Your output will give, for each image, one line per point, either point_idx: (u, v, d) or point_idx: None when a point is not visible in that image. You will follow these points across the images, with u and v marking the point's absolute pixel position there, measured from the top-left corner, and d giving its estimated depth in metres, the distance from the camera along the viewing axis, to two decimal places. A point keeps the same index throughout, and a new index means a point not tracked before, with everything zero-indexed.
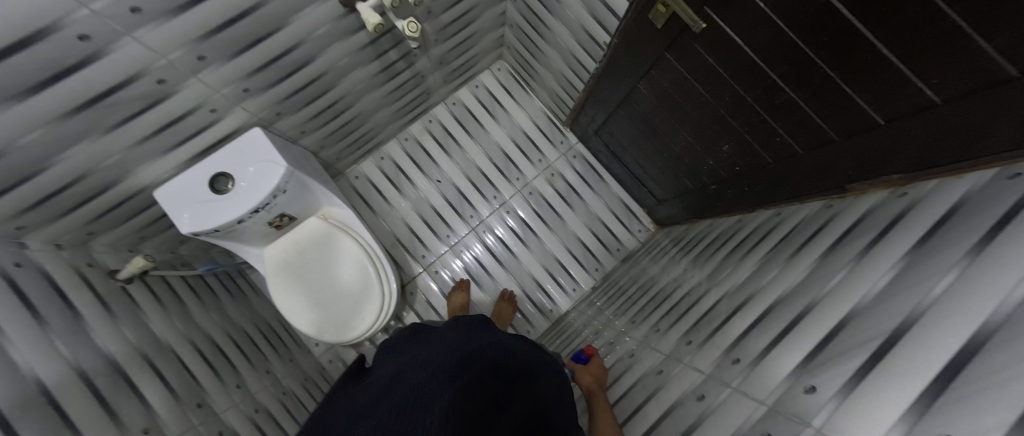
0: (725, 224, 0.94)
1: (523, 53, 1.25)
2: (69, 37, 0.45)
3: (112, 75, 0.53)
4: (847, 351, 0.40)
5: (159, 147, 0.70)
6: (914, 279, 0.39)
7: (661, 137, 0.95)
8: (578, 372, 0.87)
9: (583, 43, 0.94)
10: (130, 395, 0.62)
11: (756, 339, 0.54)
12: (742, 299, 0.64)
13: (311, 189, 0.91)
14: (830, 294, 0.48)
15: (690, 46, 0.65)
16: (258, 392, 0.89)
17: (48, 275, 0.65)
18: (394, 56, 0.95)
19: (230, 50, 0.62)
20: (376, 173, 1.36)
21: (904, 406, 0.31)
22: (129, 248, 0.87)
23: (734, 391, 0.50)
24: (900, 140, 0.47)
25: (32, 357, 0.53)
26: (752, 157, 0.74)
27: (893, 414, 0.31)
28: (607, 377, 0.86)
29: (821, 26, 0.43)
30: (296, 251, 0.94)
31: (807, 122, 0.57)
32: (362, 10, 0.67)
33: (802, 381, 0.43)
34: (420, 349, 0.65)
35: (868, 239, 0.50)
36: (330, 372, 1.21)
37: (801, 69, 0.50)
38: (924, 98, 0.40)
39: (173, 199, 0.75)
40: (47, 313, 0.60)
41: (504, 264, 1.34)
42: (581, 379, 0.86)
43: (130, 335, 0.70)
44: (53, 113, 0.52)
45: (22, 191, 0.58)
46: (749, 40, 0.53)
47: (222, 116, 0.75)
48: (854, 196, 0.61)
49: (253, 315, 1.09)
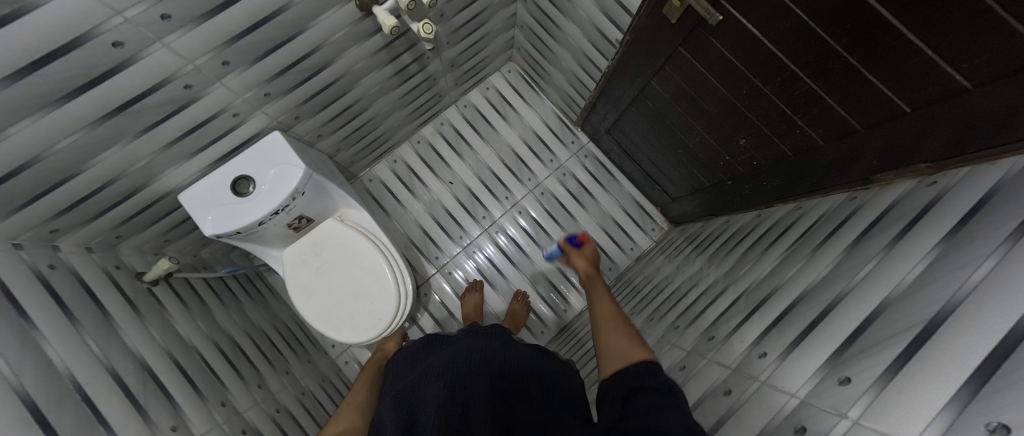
0: (742, 220, 0.93)
1: (533, 54, 1.26)
2: (104, 44, 0.47)
3: (143, 80, 0.55)
4: (881, 342, 0.38)
5: (185, 151, 0.72)
6: (951, 266, 0.38)
7: (675, 133, 0.95)
8: (574, 257, 0.90)
9: (594, 41, 0.95)
10: (158, 393, 0.63)
11: (782, 332, 0.53)
12: (764, 293, 0.63)
13: (329, 192, 0.92)
14: (860, 285, 0.47)
15: (705, 40, 0.64)
16: (279, 392, 0.90)
17: (81, 276, 0.68)
18: (407, 60, 0.97)
19: (253, 55, 0.64)
20: (389, 176, 1.38)
21: (945, 397, 0.30)
22: (154, 251, 0.89)
23: (762, 385, 0.49)
24: (928, 129, 0.46)
25: (65, 355, 0.55)
26: (771, 151, 0.73)
27: (930, 406, 0.30)
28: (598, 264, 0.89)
29: (844, 14, 0.43)
30: (313, 252, 0.95)
31: (830, 112, 0.56)
32: (379, 13, 0.69)
33: (835, 372, 0.42)
34: (432, 363, 0.64)
35: (898, 229, 0.49)
36: (347, 374, 1.22)
37: (821, 58, 0.50)
38: (953, 82, 0.40)
39: (198, 201, 0.77)
40: (80, 313, 0.62)
41: (516, 265, 1.33)
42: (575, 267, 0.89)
43: (156, 335, 0.72)
44: (87, 119, 0.54)
45: (57, 195, 0.60)
46: (768, 31, 0.53)
47: (244, 120, 0.77)
48: (880, 187, 0.60)
49: (272, 316, 1.10)
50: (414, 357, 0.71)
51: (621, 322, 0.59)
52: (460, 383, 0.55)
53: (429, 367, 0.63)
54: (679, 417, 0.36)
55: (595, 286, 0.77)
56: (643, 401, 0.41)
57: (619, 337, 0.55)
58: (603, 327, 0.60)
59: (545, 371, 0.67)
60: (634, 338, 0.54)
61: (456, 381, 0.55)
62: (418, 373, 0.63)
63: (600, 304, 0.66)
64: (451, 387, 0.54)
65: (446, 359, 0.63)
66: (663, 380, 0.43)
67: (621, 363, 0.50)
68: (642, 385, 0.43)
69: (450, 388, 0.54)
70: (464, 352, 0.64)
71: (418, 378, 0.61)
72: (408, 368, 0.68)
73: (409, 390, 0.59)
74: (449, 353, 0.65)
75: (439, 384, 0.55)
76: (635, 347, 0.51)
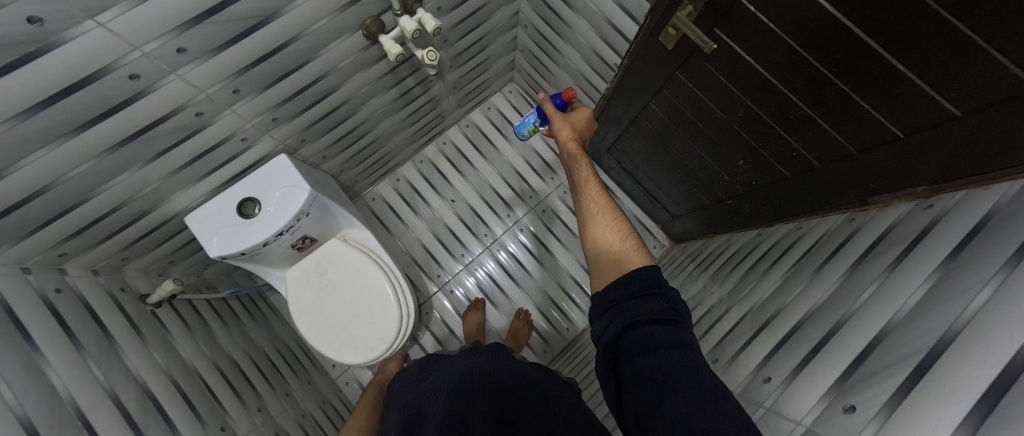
0: (743, 239, 0.93)
1: (533, 75, 1.29)
2: (121, 77, 0.49)
3: (157, 109, 0.57)
4: (884, 370, 0.38)
5: (193, 175, 0.74)
6: (950, 292, 0.38)
7: (674, 153, 0.96)
8: (556, 125, 0.81)
9: (593, 64, 0.98)
10: (157, 418, 0.63)
11: (786, 356, 0.52)
12: (767, 315, 0.63)
13: (333, 212, 0.94)
14: (861, 309, 0.47)
15: (701, 66, 0.66)
16: (278, 415, 0.89)
17: (86, 300, 0.68)
18: (411, 83, 1.00)
19: (263, 82, 0.66)
20: (392, 194, 1.39)
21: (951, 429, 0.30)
22: (159, 272, 0.90)
23: (768, 412, 0.49)
24: (921, 153, 0.47)
25: (68, 380, 0.55)
26: (768, 171, 0.74)
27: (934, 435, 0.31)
28: (587, 132, 0.82)
29: (834, 44, 0.44)
30: (316, 272, 0.95)
31: (825, 136, 0.57)
32: (385, 42, 0.71)
33: (841, 400, 0.41)
34: (435, 381, 0.64)
35: (896, 253, 0.49)
36: (347, 394, 1.20)
37: (814, 85, 0.51)
38: (944, 110, 0.41)
39: (204, 223, 0.78)
40: (84, 337, 0.62)
41: (518, 281, 1.33)
42: (560, 136, 0.80)
43: (158, 358, 0.72)
44: (99, 147, 0.55)
45: (67, 220, 0.62)
46: (761, 58, 0.55)
47: (251, 144, 0.79)
48: (878, 208, 0.61)
49: (273, 336, 1.10)
50: (414, 376, 0.71)
51: (616, 221, 0.65)
52: (463, 398, 0.56)
53: (433, 383, 0.63)
54: (678, 351, 0.42)
55: (579, 177, 0.74)
56: (641, 335, 0.45)
57: (616, 245, 0.60)
58: (597, 234, 0.65)
59: (545, 389, 0.66)
60: (631, 243, 0.59)
61: (459, 396, 0.56)
62: (420, 392, 0.63)
63: (594, 198, 0.69)
64: (454, 402, 0.55)
65: (450, 374, 0.63)
66: (663, 307, 0.46)
67: (617, 269, 0.56)
68: (641, 317, 0.46)
69: (452, 402, 0.55)
70: (466, 368, 0.64)
71: (424, 395, 0.61)
72: (410, 385, 0.68)
73: (414, 408, 0.59)
74: (451, 370, 0.65)
75: (442, 400, 0.56)
76: (629, 253, 0.58)
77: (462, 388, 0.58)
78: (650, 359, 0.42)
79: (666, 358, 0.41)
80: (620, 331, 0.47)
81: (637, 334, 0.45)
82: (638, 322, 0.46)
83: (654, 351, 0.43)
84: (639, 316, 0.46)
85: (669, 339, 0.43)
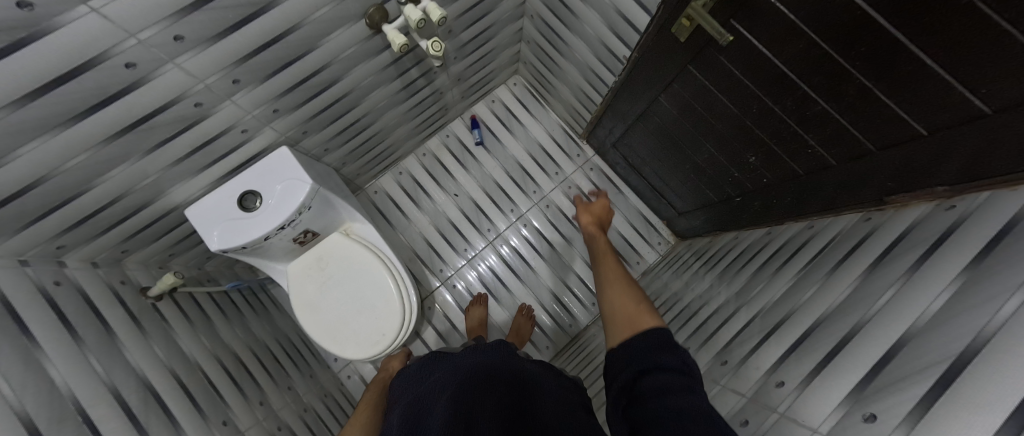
0: (751, 237, 0.92)
1: (539, 68, 1.27)
2: (116, 65, 0.47)
3: (155, 100, 0.55)
4: (907, 378, 0.37)
5: (193, 167, 0.72)
6: (977, 298, 0.37)
7: (683, 149, 0.94)
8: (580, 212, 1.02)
9: (601, 57, 0.95)
10: (160, 413, 0.63)
11: (799, 360, 0.51)
12: (778, 317, 0.61)
13: (335, 206, 0.92)
14: (880, 313, 0.46)
15: (715, 59, 0.64)
16: (280, 409, 0.89)
17: (86, 293, 0.67)
18: (415, 74, 0.98)
19: (263, 73, 0.64)
20: (394, 188, 1.38)
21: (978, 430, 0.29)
22: (160, 265, 0.89)
23: (781, 417, 0.48)
24: (945, 151, 0.45)
25: (69, 375, 0.54)
26: (781, 169, 0.72)
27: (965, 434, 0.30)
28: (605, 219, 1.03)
29: (858, 37, 0.42)
30: (318, 266, 0.94)
31: (843, 133, 0.55)
32: (388, 32, 0.69)
33: (859, 408, 0.40)
34: (439, 380, 0.62)
35: (918, 254, 0.48)
36: (349, 389, 1.20)
37: (835, 80, 0.49)
38: (972, 107, 0.39)
39: (205, 217, 0.77)
40: (84, 331, 0.61)
41: (521, 277, 1.32)
42: (580, 218, 1.02)
43: (160, 352, 0.71)
44: (96, 138, 0.54)
45: (65, 212, 0.60)
46: (780, 52, 0.53)
47: (252, 136, 0.77)
48: (895, 208, 0.59)
49: (274, 330, 1.09)
50: (418, 373, 0.70)
51: (632, 295, 0.63)
52: (469, 403, 0.53)
53: (438, 383, 0.61)
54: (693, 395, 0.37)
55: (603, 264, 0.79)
56: (656, 379, 0.41)
57: (631, 308, 0.58)
58: (613, 300, 0.63)
59: (553, 396, 0.63)
60: (646, 308, 0.57)
61: (464, 401, 0.53)
62: (423, 390, 0.62)
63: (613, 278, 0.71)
64: (458, 406, 0.52)
65: (455, 375, 0.61)
66: (681, 359, 0.42)
67: (630, 328, 0.53)
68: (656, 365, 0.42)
69: (456, 406, 0.52)
70: (472, 369, 0.62)
71: (427, 396, 0.59)
72: (414, 383, 0.67)
73: (417, 410, 0.57)
74: (456, 370, 0.63)
75: (446, 402, 0.53)
76: (644, 315, 0.55)
77: (468, 393, 0.55)
78: (662, 401, 0.37)
79: (680, 401, 0.36)
80: (636, 377, 0.43)
81: (652, 378, 0.41)
82: (653, 369, 0.42)
83: (667, 395, 0.38)
84: (653, 364, 0.43)
85: (683, 384, 0.38)
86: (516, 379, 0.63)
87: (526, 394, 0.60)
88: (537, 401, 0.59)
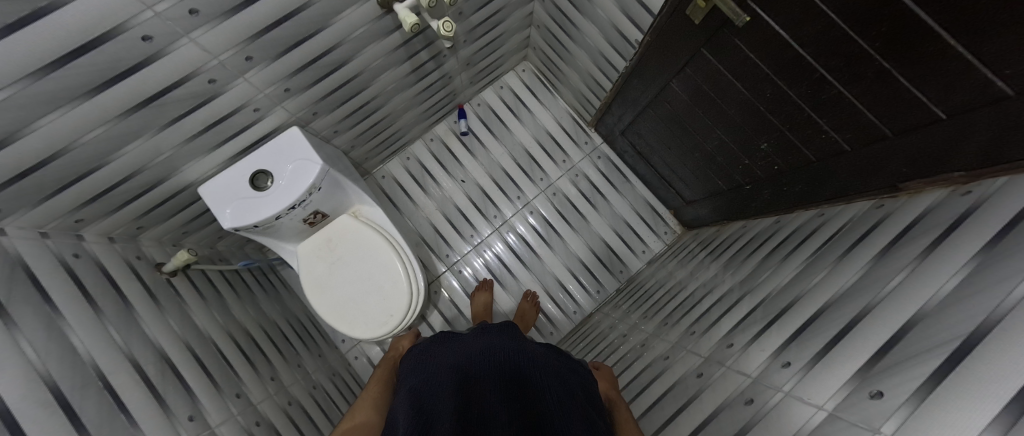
0: (760, 226, 0.92)
1: (549, 54, 1.25)
2: (133, 38, 0.47)
3: (169, 75, 0.55)
4: (915, 357, 0.37)
5: (206, 145, 0.73)
6: (989, 279, 0.36)
7: (694, 135, 0.93)
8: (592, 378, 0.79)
9: (612, 41, 0.94)
10: (176, 384, 0.64)
11: (806, 343, 0.52)
12: (785, 302, 0.62)
13: (345, 188, 0.93)
14: (889, 297, 0.46)
15: (730, 42, 0.63)
16: (291, 385, 0.91)
17: (104, 266, 0.69)
18: (424, 57, 0.97)
19: (275, 50, 0.64)
20: (402, 173, 1.38)
21: (979, 428, 0.29)
22: (173, 243, 0.91)
23: (786, 396, 0.49)
24: (965, 134, 0.44)
25: (89, 343, 0.56)
26: (793, 155, 0.71)
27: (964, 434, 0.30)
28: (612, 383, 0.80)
29: (880, 17, 0.41)
30: (327, 247, 0.96)
31: (860, 118, 0.54)
32: (400, 11, 0.68)
33: (866, 386, 0.41)
34: (443, 373, 0.60)
35: (932, 237, 0.47)
36: (357, 369, 1.23)
37: (853, 63, 0.48)
38: (997, 90, 0.37)
39: (218, 194, 0.78)
40: (104, 303, 0.63)
41: (526, 264, 1.33)
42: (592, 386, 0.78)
43: (174, 326, 0.73)
44: (113, 113, 0.55)
45: (82, 186, 0.62)
46: (797, 33, 0.52)
47: (264, 116, 0.78)
48: (909, 195, 0.58)
49: (284, 310, 1.12)
50: (426, 353, 0.71)
51: None
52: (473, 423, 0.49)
53: (441, 376, 0.59)
54: None
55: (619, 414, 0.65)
56: None
57: None
58: None
59: (564, 379, 0.61)
60: None
61: (468, 421, 0.49)
62: (430, 371, 0.63)
63: None
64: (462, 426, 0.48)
65: (458, 373, 0.59)
66: None
67: None
68: None
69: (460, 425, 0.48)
70: (478, 364, 0.60)
71: (431, 385, 0.58)
72: (421, 363, 0.68)
73: (421, 397, 0.57)
74: (460, 366, 0.60)
75: (448, 413, 0.49)
76: None
77: (472, 410, 0.52)
78: None
79: None
80: None
81: None
82: None
83: None
84: None
85: None
86: (525, 357, 0.63)
87: (536, 369, 0.60)
88: (546, 375, 0.60)
